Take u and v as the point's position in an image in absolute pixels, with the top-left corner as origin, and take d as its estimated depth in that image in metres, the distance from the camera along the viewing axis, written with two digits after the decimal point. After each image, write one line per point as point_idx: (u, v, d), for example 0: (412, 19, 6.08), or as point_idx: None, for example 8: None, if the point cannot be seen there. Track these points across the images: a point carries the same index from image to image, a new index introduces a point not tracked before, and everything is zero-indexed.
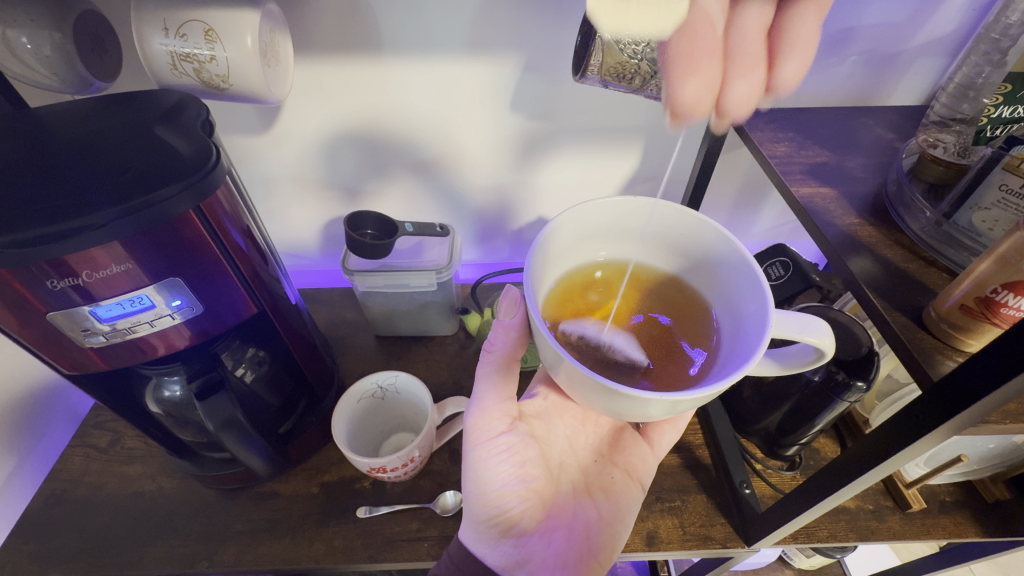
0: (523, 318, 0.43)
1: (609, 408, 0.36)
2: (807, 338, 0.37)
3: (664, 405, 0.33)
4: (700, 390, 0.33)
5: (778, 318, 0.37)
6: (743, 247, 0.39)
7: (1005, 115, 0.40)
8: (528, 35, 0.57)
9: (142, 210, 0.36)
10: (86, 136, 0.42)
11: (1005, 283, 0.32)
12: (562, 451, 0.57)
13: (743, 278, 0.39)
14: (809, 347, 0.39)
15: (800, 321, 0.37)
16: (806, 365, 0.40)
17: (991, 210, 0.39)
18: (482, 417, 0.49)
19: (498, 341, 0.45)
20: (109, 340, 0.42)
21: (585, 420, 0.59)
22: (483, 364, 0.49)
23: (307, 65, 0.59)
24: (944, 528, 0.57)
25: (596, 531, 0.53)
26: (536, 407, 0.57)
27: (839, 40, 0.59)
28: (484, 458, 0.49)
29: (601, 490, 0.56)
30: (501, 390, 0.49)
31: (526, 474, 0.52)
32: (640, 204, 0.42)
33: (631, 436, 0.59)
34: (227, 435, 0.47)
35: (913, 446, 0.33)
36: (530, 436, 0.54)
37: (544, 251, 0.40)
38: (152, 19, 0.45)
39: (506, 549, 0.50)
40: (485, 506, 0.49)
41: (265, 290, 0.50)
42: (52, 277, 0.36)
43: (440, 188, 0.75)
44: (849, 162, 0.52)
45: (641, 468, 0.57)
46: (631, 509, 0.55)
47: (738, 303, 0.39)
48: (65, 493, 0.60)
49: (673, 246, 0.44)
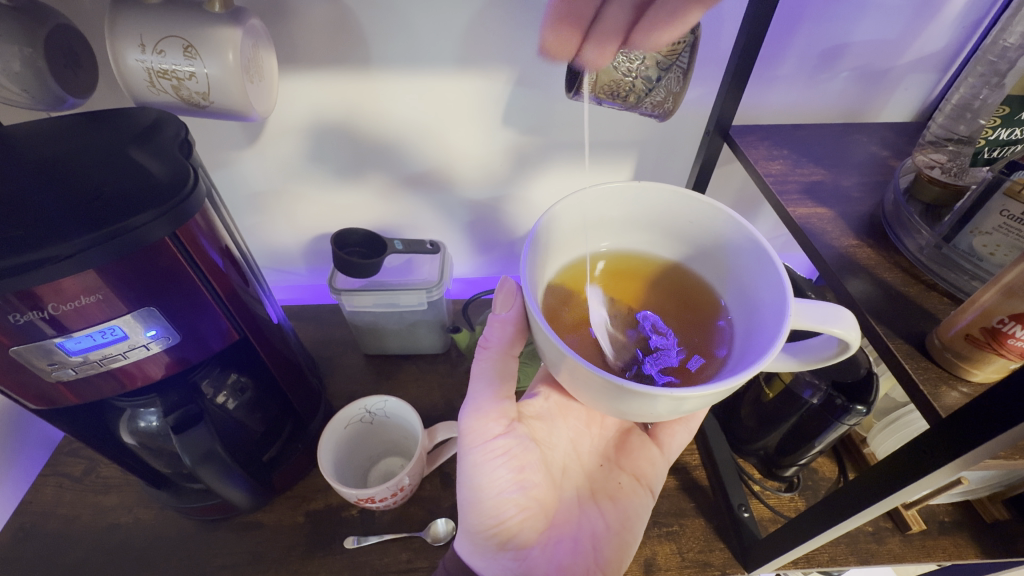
0: (519, 311, 0.41)
1: (613, 407, 0.34)
2: (831, 329, 0.33)
3: (672, 403, 0.31)
4: (712, 388, 0.30)
5: (797, 308, 0.34)
6: (756, 232, 0.38)
7: (1002, 136, 0.40)
8: (519, 50, 0.56)
9: (115, 238, 0.34)
10: (55, 157, 0.40)
11: (1011, 314, 0.31)
12: (565, 454, 0.55)
13: (754, 261, 0.38)
14: (835, 338, 0.36)
15: (824, 309, 0.34)
16: (829, 360, 0.37)
17: (992, 234, 0.38)
18: (476, 419, 0.47)
19: (494, 336, 0.43)
20: (79, 373, 0.39)
21: (590, 423, 0.57)
22: (478, 362, 0.46)
23: (292, 78, 0.57)
24: (945, 550, 0.56)
25: (603, 542, 0.51)
26: (537, 408, 0.55)
27: (831, 56, 0.59)
28: (480, 462, 0.47)
29: (608, 496, 0.54)
30: (496, 390, 0.47)
31: (526, 480, 0.49)
32: (646, 190, 0.40)
33: (639, 437, 0.57)
34: (205, 470, 0.45)
35: (923, 481, 0.32)
36: (530, 439, 0.51)
37: (543, 240, 0.37)
38: (128, 35, 0.43)
39: (504, 562, 0.48)
40: (482, 516, 0.47)
41: (244, 311, 0.47)
42: (17, 310, 0.34)
43: (431, 203, 0.73)
44: (845, 181, 0.52)
45: (650, 474, 0.55)
46: (639, 517, 0.53)
47: (755, 293, 0.37)
48: (36, 527, 0.57)
49: (680, 235, 0.42)
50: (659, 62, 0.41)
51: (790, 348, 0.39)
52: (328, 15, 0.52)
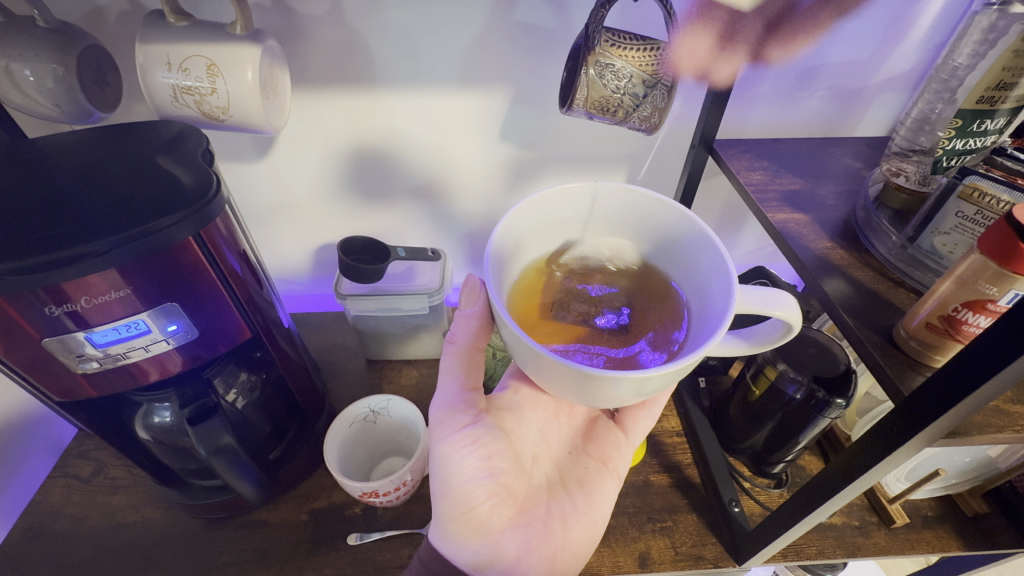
0: (484, 304, 0.43)
1: (581, 395, 0.36)
2: (772, 311, 0.36)
3: (635, 384, 0.33)
4: (671, 367, 0.32)
5: (742, 293, 0.37)
6: (705, 225, 0.40)
7: (959, 147, 0.45)
8: (516, 70, 0.60)
9: (142, 238, 0.37)
10: (87, 165, 0.43)
11: (965, 302, 0.34)
12: (534, 444, 0.57)
13: (706, 255, 0.40)
14: (779, 322, 0.39)
15: (765, 294, 0.37)
16: (776, 341, 0.40)
17: (950, 234, 0.42)
18: (445, 410, 0.48)
19: (460, 331, 0.45)
20: (101, 366, 0.42)
21: (558, 412, 0.59)
22: (447, 355, 0.48)
23: (302, 95, 0.61)
24: (929, 542, 0.58)
25: (575, 524, 0.53)
26: (506, 400, 0.56)
27: (806, 77, 0.63)
28: (449, 452, 0.48)
29: (578, 483, 0.56)
30: (463, 382, 0.48)
31: (494, 467, 0.50)
32: (604, 190, 0.43)
33: (605, 425, 0.60)
34: (218, 461, 0.47)
35: (891, 458, 0.35)
36: (499, 429, 0.52)
37: (507, 236, 0.39)
38: (156, 55, 0.46)
39: (477, 548, 0.49)
40: (452, 502, 0.48)
41: (259, 312, 0.50)
42: (48, 303, 0.37)
43: (428, 213, 0.77)
44: (821, 190, 0.56)
45: (616, 458, 0.57)
46: (606, 498, 0.55)
47: (706, 283, 0.40)
48: (44, 526, 0.59)
49: (639, 233, 0.45)
50: (645, 80, 0.44)
51: (741, 334, 0.41)
52: (335, 38, 0.56)
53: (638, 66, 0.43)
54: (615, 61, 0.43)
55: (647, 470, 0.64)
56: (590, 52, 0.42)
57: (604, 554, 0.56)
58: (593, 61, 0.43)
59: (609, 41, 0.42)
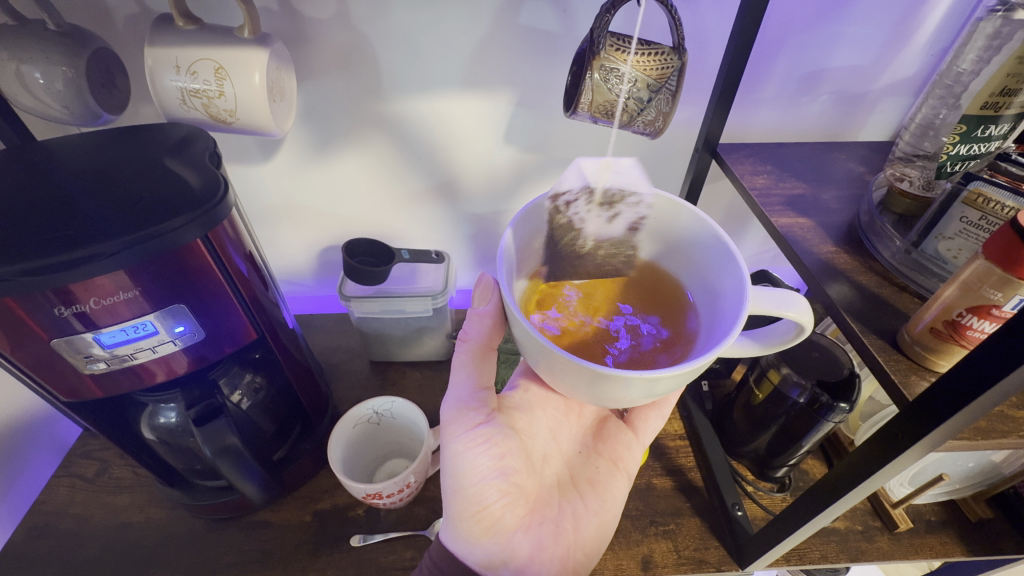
0: (496, 304, 0.42)
1: (591, 394, 0.36)
2: (786, 312, 0.36)
3: (646, 385, 0.33)
4: (683, 368, 0.32)
5: (756, 295, 0.37)
6: (717, 225, 0.40)
7: (962, 153, 0.44)
8: (520, 74, 0.60)
9: (150, 240, 0.37)
10: (96, 167, 0.43)
11: (970, 307, 0.34)
12: (545, 443, 0.57)
13: (715, 255, 0.40)
14: (792, 323, 0.39)
15: (779, 296, 0.37)
16: (789, 342, 0.40)
17: (954, 239, 0.42)
18: (458, 408, 0.48)
19: (473, 329, 0.45)
20: (109, 366, 0.42)
21: (569, 412, 0.59)
22: (459, 355, 0.48)
23: (308, 98, 0.61)
24: (932, 547, 0.58)
25: (585, 525, 0.53)
26: (517, 400, 0.56)
27: (809, 81, 0.63)
28: (461, 451, 0.48)
29: (589, 484, 0.56)
30: (477, 381, 0.49)
31: (506, 466, 0.51)
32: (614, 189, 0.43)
33: (616, 425, 0.60)
34: (223, 461, 0.47)
35: (895, 463, 0.35)
36: (510, 428, 0.52)
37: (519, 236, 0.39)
38: (165, 58, 0.47)
39: (489, 547, 0.49)
40: (464, 502, 0.49)
41: (264, 313, 0.50)
42: (57, 305, 0.37)
43: (432, 215, 0.77)
44: (825, 194, 0.56)
45: (627, 459, 0.58)
46: (616, 497, 0.56)
47: (716, 283, 0.40)
48: (49, 526, 0.59)
49: (650, 234, 0.45)
50: (650, 84, 0.44)
51: (751, 336, 0.41)
52: (340, 41, 0.56)
53: (643, 71, 0.43)
54: (619, 65, 0.43)
55: (650, 473, 0.64)
56: (595, 57, 0.43)
57: (607, 557, 0.56)
58: (598, 65, 0.43)
59: (614, 45, 0.42)
